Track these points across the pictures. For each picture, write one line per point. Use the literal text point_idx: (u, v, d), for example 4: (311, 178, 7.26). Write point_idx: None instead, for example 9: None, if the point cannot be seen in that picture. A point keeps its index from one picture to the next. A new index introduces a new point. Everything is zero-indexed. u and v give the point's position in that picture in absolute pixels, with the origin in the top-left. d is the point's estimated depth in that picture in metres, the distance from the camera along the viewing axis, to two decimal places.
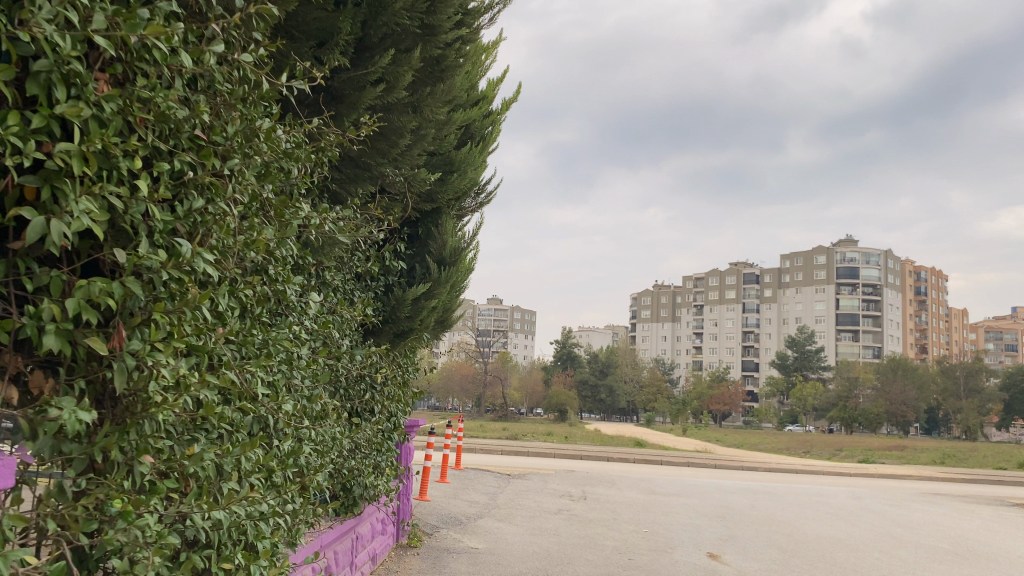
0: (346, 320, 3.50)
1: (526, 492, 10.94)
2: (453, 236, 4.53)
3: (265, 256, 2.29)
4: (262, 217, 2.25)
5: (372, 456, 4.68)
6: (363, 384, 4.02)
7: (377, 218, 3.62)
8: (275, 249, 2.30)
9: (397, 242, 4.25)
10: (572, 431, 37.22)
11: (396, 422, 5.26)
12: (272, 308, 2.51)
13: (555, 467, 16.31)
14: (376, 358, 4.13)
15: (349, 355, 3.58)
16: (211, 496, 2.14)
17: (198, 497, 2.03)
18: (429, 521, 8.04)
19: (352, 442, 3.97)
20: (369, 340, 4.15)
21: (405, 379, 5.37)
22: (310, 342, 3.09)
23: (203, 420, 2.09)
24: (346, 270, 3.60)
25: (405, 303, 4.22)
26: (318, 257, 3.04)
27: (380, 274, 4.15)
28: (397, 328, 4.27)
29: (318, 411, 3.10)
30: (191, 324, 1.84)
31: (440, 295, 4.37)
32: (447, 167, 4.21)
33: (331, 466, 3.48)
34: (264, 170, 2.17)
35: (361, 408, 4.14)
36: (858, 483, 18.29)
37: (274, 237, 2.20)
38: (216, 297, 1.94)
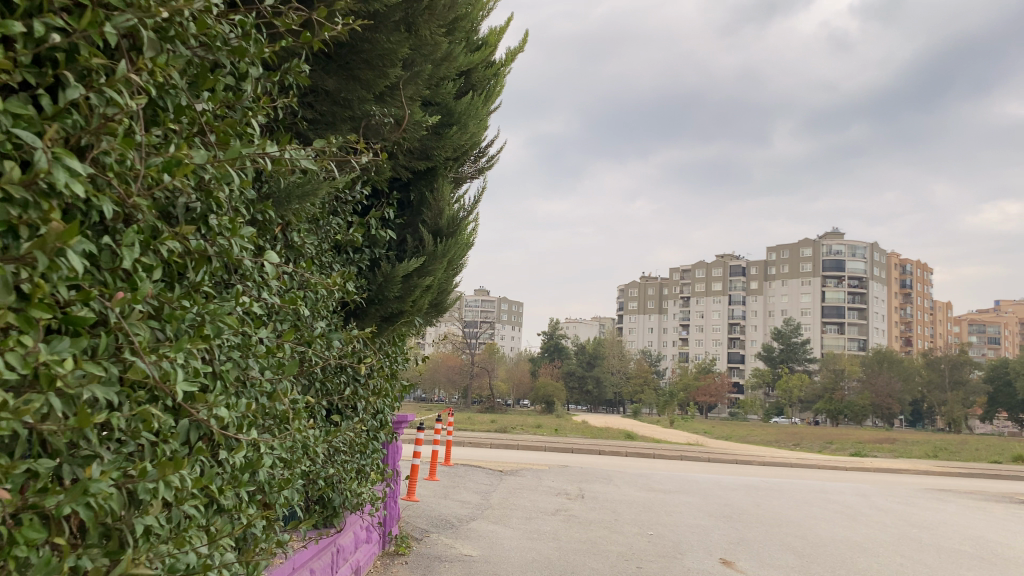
0: (322, 300, 2.84)
1: (521, 490, 10.30)
2: (450, 203, 3.86)
3: (193, 193, 1.62)
4: (188, 137, 1.58)
5: (355, 460, 4.03)
6: (344, 376, 3.36)
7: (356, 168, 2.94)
8: (209, 179, 1.63)
9: (383, 209, 3.59)
10: (560, 422, 36.65)
11: (383, 419, 4.61)
12: (215, 266, 1.82)
13: (547, 461, 15.66)
14: (359, 344, 3.46)
15: (327, 341, 2.89)
16: (102, 539, 1.47)
17: (76, 553, 1.35)
18: (417, 525, 7.37)
19: (331, 448, 3.30)
20: (351, 323, 3.48)
21: (393, 371, 4.71)
22: (273, 324, 2.41)
23: (89, 438, 1.41)
24: (322, 234, 2.91)
25: (393, 283, 3.56)
26: (284, 210, 2.36)
27: (364, 245, 3.49)
28: (383, 312, 3.62)
29: (283, 414, 2.41)
30: (52, 290, 1.17)
31: (435, 271, 3.70)
32: (445, 118, 3.53)
33: (302, 477, 2.81)
34: (182, 57, 1.48)
35: (341, 404, 3.48)
36: (858, 477, 17.76)
37: (201, 163, 1.53)
38: (98, 242, 1.28)
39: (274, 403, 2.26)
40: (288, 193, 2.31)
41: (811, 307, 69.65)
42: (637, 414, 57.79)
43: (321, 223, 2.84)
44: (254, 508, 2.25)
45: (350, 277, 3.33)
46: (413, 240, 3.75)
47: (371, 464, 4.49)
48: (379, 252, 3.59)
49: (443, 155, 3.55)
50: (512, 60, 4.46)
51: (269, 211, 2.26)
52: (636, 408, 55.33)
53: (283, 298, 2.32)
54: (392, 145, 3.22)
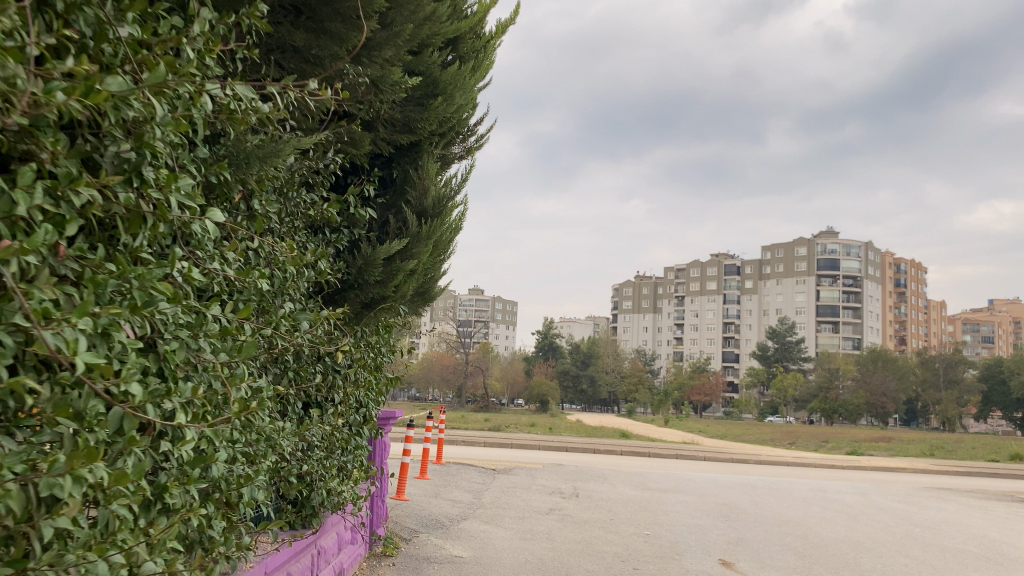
0: (292, 281, 2.60)
1: (514, 489, 10.05)
2: (436, 181, 3.62)
3: (115, 134, 1.36)
4: (102, 68, 1.32)
5: (334, 456, 3.79)
6: (319, 364, 3.12)
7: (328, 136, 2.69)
8: (132, 123, 1.37)
9: (363, 186, 3.35)
10: (554, 421, 36.39)
11: (365, 414, 4.37)
12: (148, 232, 1.56)
13: (540, 460, 15.40)
14: (336, 331, 3.21)
15: (298, 324, 2.64)
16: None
17: None
18: (406, 525, 7.11)
19: (305, 444, 3.06)
20: (327, 308, 3.24)
21: (376, 363, 4.47)
22: (232, 303, 2.15)
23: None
24: (292, 208, 2.66)
25: (373, 267, 3.31)
26: (242, 174, 2.09)
27: (342, 225, 3.24)
28: (362, 299, 3.37)
29: (244, 405, 2.16)
30: None
31: (419, 253, 3.46)
32: (430, 90, 3.27)
33: (269, 473, 2.57)
34: None
35: (316, 395, 3.23)
36: (857, 477, 17.54)
37: (112, 94, 1.26)
38: None
39: (231, 391, 2.01)
40: (245, 155, 2.06)
41: (805, 306, 69.52)
42: (631, 413, 57.63)
43: (290, 193, 2.60)
44: (209, 507, 2.00)
45: (325, 257, 3.08)
46: (397, 221, 3.50)
47: (353, 461, 4.26)
48: (357, 235, 3.35)
49: (427, 129, 3.31)
50: (502, 32, 4.21)
51: (225, 172, 2.00)
52: (630, 407, 55.07)
53: (243, 271, 2.08)
54: (370, 114, 2.97)
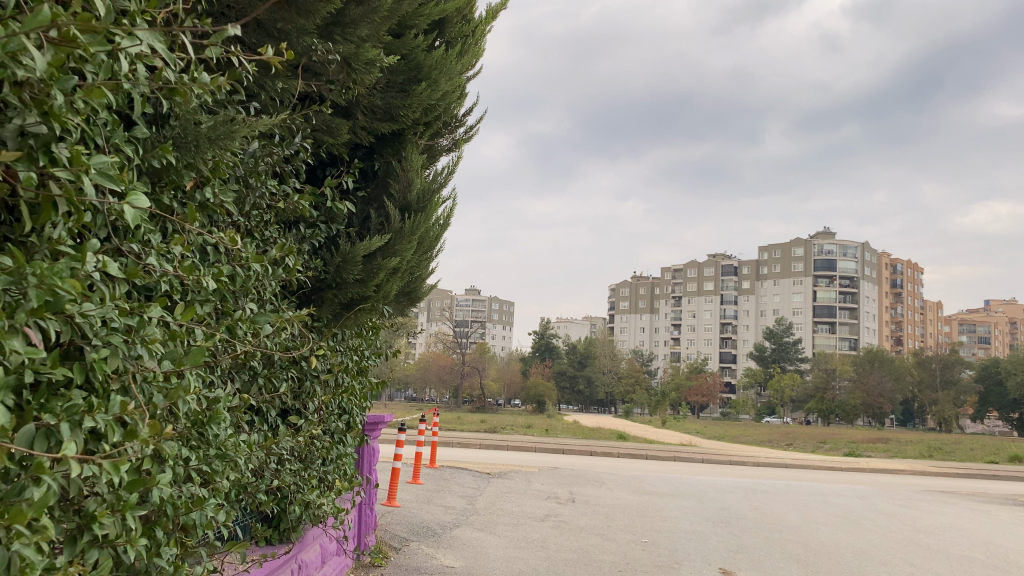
0: (261, 276, 2.37)
1: (509, 494, 9.82)
2: (421, 173, 3.37)
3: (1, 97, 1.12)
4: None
5: (311, 467, 3.57)
6: (291, 369, 2.88)
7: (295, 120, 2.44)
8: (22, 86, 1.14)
9: (342, 177, 3.11)
10: (551, 422, 36.12)
11: (348, 420, 4.15)
12: (59, 219, 1.33)
13: (537, 463, 15.16)
14: (310, 336, 2.98)
15: (266, 328, 2.40)
16: None
17: None
18: (396, 534, 6.88)
19: (274, 455, 2.84)
20: (300, 309, 3.01)
21: (360, 366, 4.25)
22: (180, 302, 1.91)
23: None
24: (257, 198, 2.42)
25: (354, 265, 3.06)
26: (190, 159, 1.85)
27: (317, 220, 3.01)
28: (338, 301, 3.13)
29: (195, 418, 1.92)
30: None
31: (402, 250, 3.21)
32: (413, 74, 3.02)
33: (232, 491, 2.33)
34: None
35: (288, 403, 3.00)
36: (856, 479, 17.30)
37: None
38: None
39: (178, 405, 1.77)
40: (195, 134, 1.82)
41: (802, 307, 69.40)
42: (629, 413, 57.47)
43: (256, 185, 2.37)
44: (156, 534, 1.77)
45: (298, 254, 2.85)
46: (378, 215, 3.26)
47: (336, 469, 4.03)
48: (337, 231, 3.13)
49: (410, 117, 3.08)
50: (493, 18, 3.97)
51: (169, 151, 1.76)
52: (627, 408, 54.78)
53: (189, 267, 1.84)
54: (344, 98, 2.72)
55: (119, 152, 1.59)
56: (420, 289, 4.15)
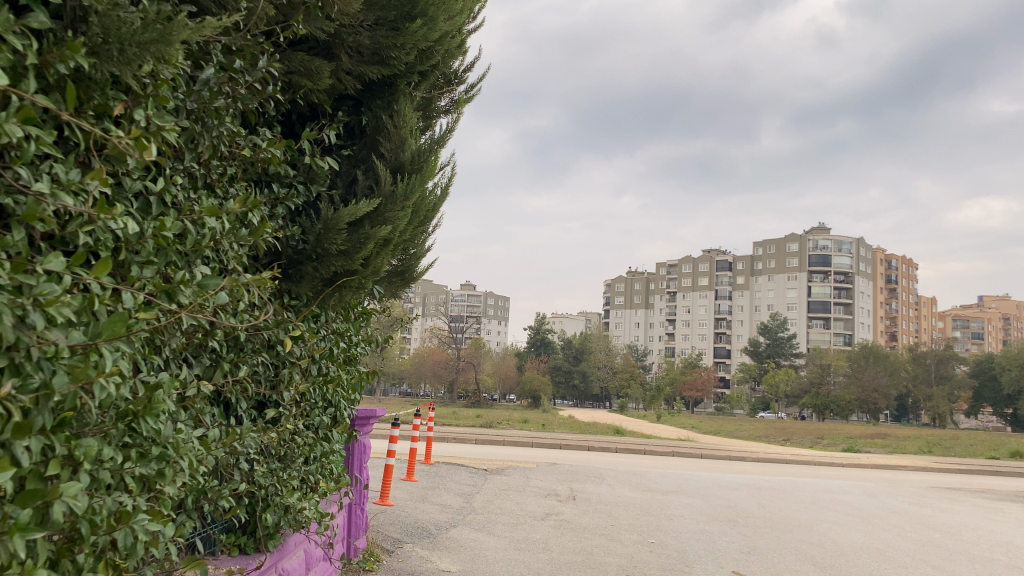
0: (221, 233, 1.96)
1: (508, 492, 9.40)
2: (415, 130, 2.94)
3: None
4: None
5: (288, 464, 3.16)
6: (256, 352, 2.47)
7: (250, 42, 2.01)
8: None
9: (323, 131, 2.69)
10: (547, 417, 35.71)
11: (333, 414, 3.75)
12: None
13: (533, 459, 14.75)
14: (285, 314, 2.57)
15: (227, 298, 1.97)
16: None
17: None
18: (389, 535, 6.47)
19: (244, 452, 2.44)
20: (270, 284, 2.60)
21: (346, 354, 3.83)
22: (95, 255, 1.50)
23: None
24: (213, 134, 1.99)
25: (336, 233, 2.65)
26: (107, 68, 1.43)
27: (290, 181, 2.59)
28: (318, 276, 2.71)
29: (124, 407, 1.50)
30: None
31: (394, 217, 2.79)
32: (406, 9, 2.56)
33: (183, 491, 1.93)
34: None
35: (254, 393, 2.59)
36: (860, 476, 16.94)
37: None
38: None
39: (96, 391, 1.35)
40: (115, 33, 1.39)
41: (797, 302, 69.16)
42: (623, 409, 57.16)
43: (214, 124, 1.96)
44: (66, 559, 1.36)
45: (268, 217, 2.43)
46: (364, 178, 2.84)
47: (320, 468, 3.63)
48: (317, 196, 2.71)
49: (403, 61, 2.67)
50: None
51: (82, 53, 1.36)
52: (622, 403, 54.48)
53: (104, 213, 1.43)
54: (318, 26, 2.29)
55: (2, 43, 1.18)
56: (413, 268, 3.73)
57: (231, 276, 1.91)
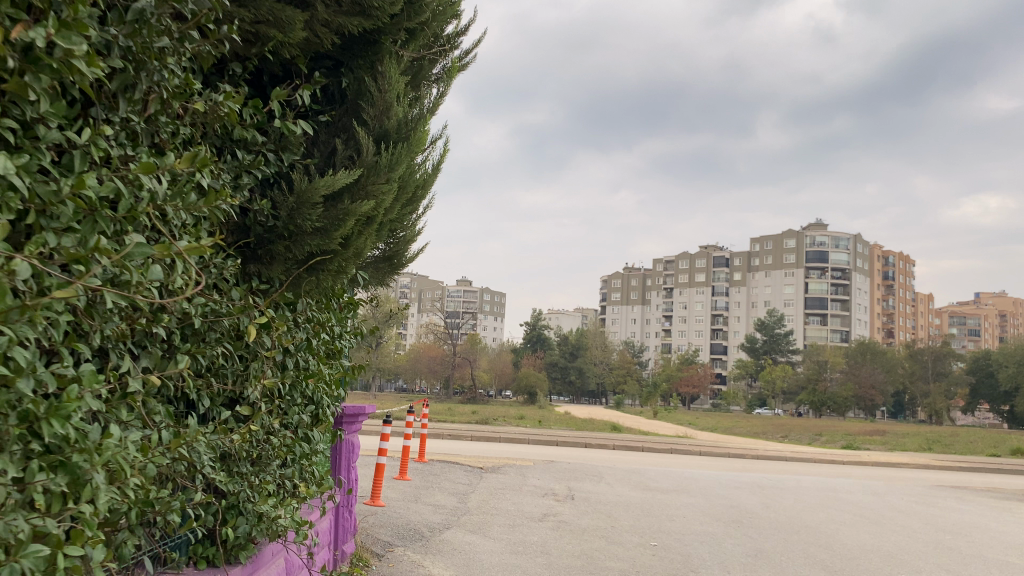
0: (163, 198, 1.65)
1: (504, 491, 9.09)
2: (402, 93, 2.63)
3: None
4: None
5: (257, 465, 2.86)
6: (216, 338, 2.18)
7: None
8: None
9: (297, 91, 2.38)
10: (544, 413, 35.36)
11: (314, 410, 3.46)
12: None
13: (530, 456, 14.45)
14: (250, 299, 2.26)
15: (167, 274, 1.67)
16: None
17: None
18: (379, 539, 6.17)
19: (205, 450, 2.15)
20: (232, 262, 2.29)
21: (328, 345, 3.53)
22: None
23: None
24: (154, 79, 1.68)
25: (310, 205, 2.35)
26: None
27: (255, 146, 2.28)
28: (292, 257, 2.42)
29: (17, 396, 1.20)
30: None
31: (378, 189, 2.49)
32: None
33: (116, 499, 1.62)
34: None
35: (214, 386, 2.28)
36: (862, 474, 16.66)
37: None
38: None
39: None
40: None
41: (794, 298, 68.97)
42: (619, 405, 56.90)
43: (156, 68, 1.66)
44: None
45: (230, 186, 2.13)
46: (343, 145, 2.51)
47: (297, 471, 3.34)
48: (294, 162, 2.41)
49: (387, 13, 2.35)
50: None
51: None
52: (618, 399, 54.22)
53: None
54: None
55: None
56: (403, 252, 3.43)
57: (172, 241, 1.59)
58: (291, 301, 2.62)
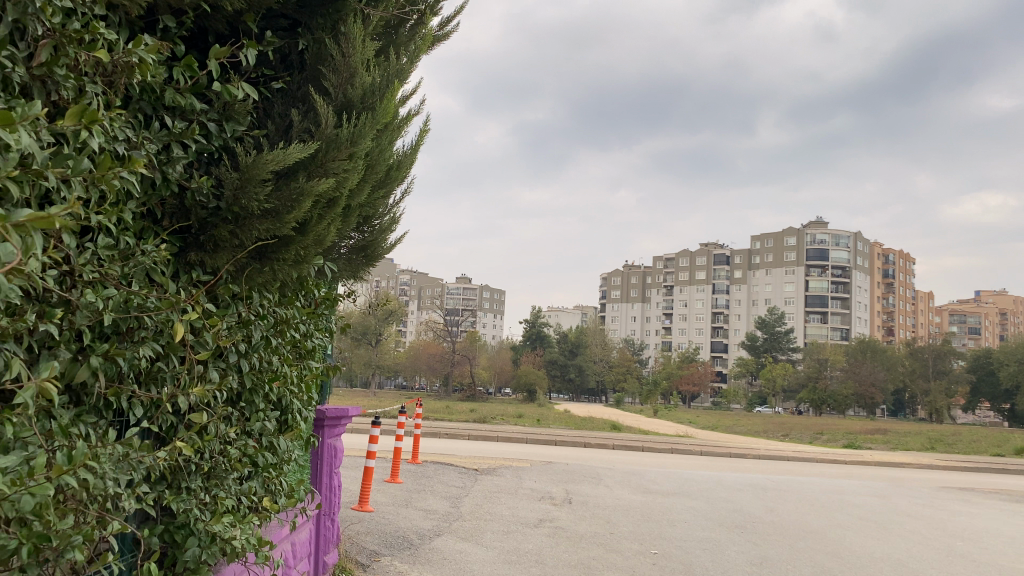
0: (32, 166, 1.32)
1: (500, 495, 8.77)
2: (368, 58, 2.31)
3: None
4: None
5: (207, 477, 2.55)
6: (136, 332, 1.86)
7: None
8: None
9: (239, 50, 2.05)
10: (544, 412, 35.05)
11: (279, 416, 3.14)
12: None
13: (527, 456, 14.15)
14: (178, 293, 1.95)
15: (32, 260, 1.36)
16: None
17: None
18: (365, 548, 5.85)
19: (125, 470, 1.86)
20: (157, 248, 1.97)
21: (295, 341, 3.21)
22: None
23: None
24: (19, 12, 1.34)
25: (256, 183, 2.05)
26: None
27: (186, 111, 1.97)
28: (238, 244, 2.12)
29: None
30: None
31: (341, 163, 2.18)
32: None
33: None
34: None
35: (135, 393, 1.98)
36: (866, 474, 16.34)
37: None
38: None
39: None
40: None
41: (795, 296, 68.69)
42: (619, 403, 56.66)
43: None
44: None
45: (152, 156, 1.82)
46: (300, 115, 2.20)
47: (260, 484, 3.03)
48: (241, 133, 2.11)
49: None
50: None
51: None
52: (617, 398, 53.95)
53: None
54: None
55: None
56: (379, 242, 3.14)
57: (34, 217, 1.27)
58: (242, 296, 2.32)
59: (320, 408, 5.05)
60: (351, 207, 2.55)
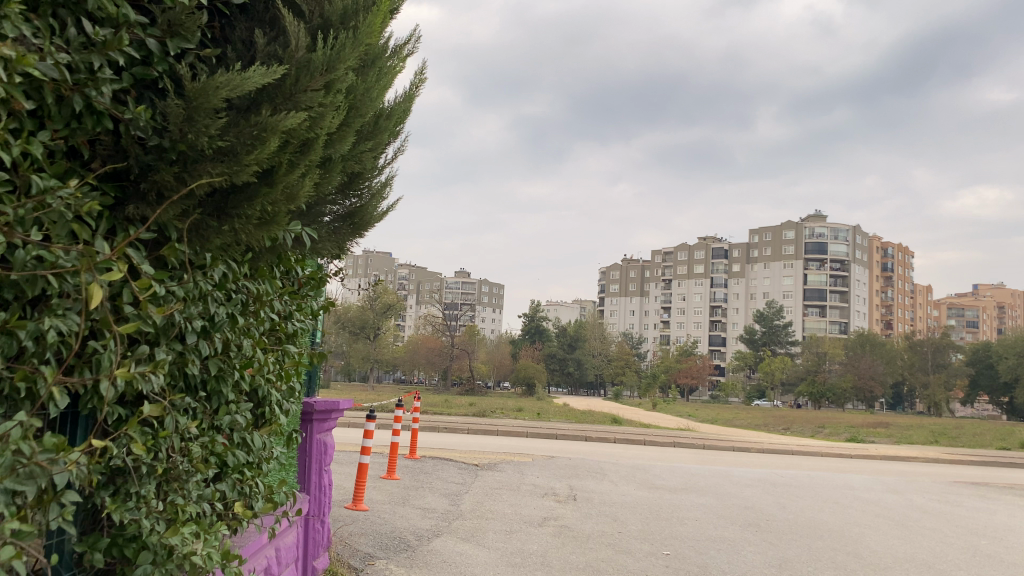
0: None
1: (501, 492, 8.37)
2: None
3: None
4: None
5: (150, 485, 2.13)
6: (41, 296, 1.44)
7: None
8: None
9: None
10: (543, 405, 34.74)
11: (251, 413, 2.71)
12: None
13: (529, 451, 13.73)
14: (101, 251, 1.53)
15: None
16: None
17: None
18: (359, 550, 5.44)
19: (26, 485, 1.46)
20: (72, 188, 1.55)
21: (271, 322, 2.79)
22: None
23: None
24: None
25: (206, 115, 1.67)
26: None
27: (109, 15, 1.53)
28: (186, 189, 1.72)
29: None
30: None
31: (311, 96, 1.78)
32: None
33: None
34: None
35: (40, 389, 1.53)
36: (873, 469, 15.97)
37: None
38: None
39: None
40: None
41: (793, 289, 68.39)
42: (617, 396, 56.38)
43: None
44: None
45: (57, 67, 1.40)
46: (263, 40, 1.81)
47: (233, 489, 2.63)
48: (188, 55, 1.72)
49: None
50: None
51: None
52: (616, 390, 53.62)
53: None
54: None
55: None
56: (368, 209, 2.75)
57: None
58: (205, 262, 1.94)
59: (308, 403, 4.65)
60: (332, 159, 2.17)
